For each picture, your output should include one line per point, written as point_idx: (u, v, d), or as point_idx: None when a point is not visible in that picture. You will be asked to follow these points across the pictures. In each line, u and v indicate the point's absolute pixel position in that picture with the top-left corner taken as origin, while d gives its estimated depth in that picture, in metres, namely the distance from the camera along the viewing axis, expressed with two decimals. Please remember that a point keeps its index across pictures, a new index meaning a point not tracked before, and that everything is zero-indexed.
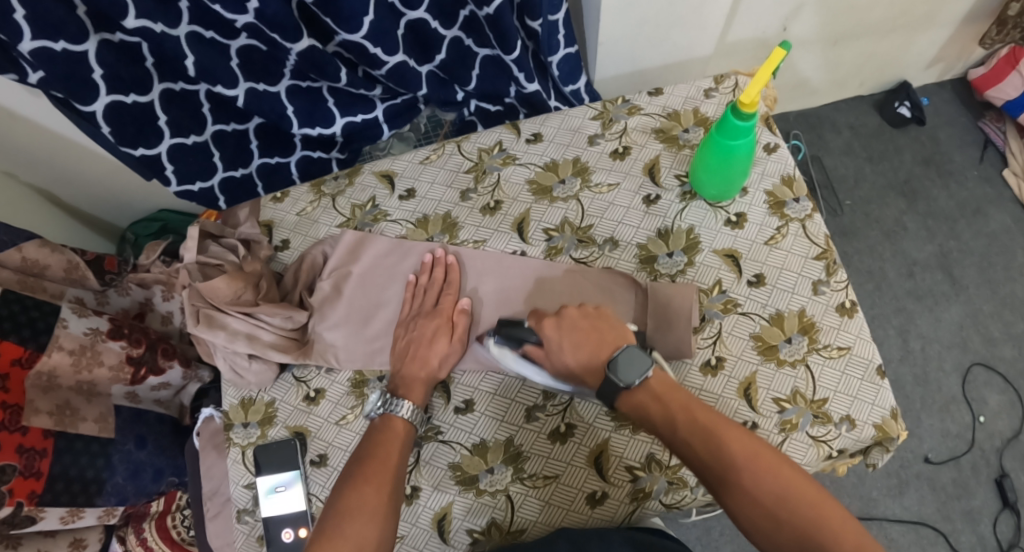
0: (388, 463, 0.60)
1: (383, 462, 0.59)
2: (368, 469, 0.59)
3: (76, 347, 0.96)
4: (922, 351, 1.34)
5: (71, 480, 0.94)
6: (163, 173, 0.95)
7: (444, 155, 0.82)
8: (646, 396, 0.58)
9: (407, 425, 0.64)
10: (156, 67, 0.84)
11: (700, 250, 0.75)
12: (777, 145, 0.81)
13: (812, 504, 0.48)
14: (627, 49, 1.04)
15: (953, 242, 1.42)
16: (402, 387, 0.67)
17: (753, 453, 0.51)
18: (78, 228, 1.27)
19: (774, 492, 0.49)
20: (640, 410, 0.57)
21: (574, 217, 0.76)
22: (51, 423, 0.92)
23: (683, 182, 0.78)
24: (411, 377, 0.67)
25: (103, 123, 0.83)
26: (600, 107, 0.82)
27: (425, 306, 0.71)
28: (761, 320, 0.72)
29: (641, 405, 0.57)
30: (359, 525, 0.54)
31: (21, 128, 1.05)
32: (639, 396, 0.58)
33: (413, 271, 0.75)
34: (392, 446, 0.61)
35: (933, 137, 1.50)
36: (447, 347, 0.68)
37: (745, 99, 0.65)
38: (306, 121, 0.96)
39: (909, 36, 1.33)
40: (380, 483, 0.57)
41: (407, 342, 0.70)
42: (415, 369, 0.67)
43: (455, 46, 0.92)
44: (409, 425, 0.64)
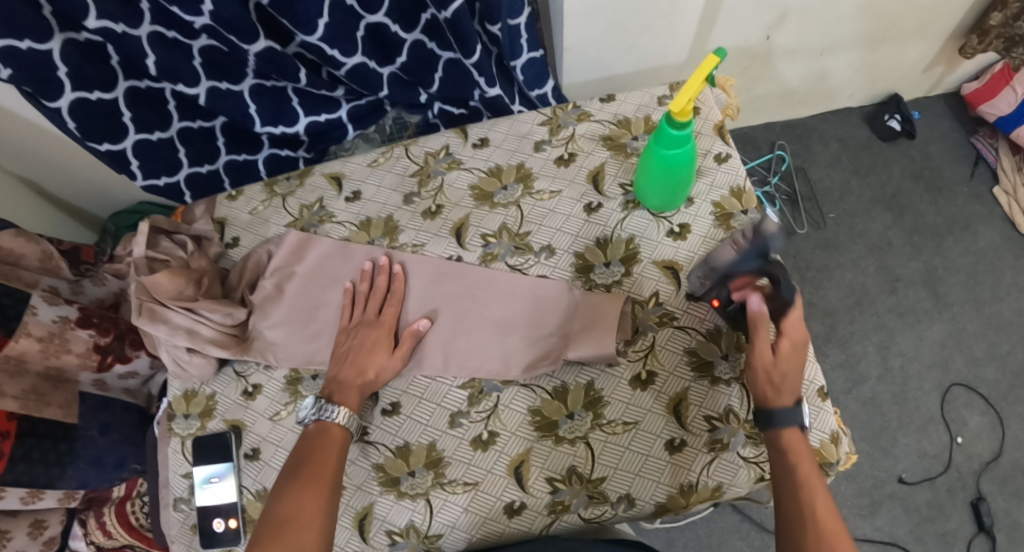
0: (325, 469, 0.60)
1: (321, 472, 0.60)
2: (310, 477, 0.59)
3: (45, 335, 1.00)
4: (901, 370, 1.32)
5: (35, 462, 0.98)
6: (129, 168, 0.97)
7: (392, 158, 0.82)
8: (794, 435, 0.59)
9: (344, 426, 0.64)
10: (122, 65, 0.87)
11: (639, 260, 0.74)
12: (729, 156, 0.81)
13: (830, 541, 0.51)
14: (595, 56, 1.04)
15: (939, 258, 1.38)
16: (338, 392, 0.67)
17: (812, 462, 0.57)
18: (63, 219, 1.33)
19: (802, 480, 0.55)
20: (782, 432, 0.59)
21: (513, 223, 0.75)
22: (16, 407, 0.96)
23: (627, 191, 0.77)
24: (347, 383, 0.67)
25: (68, 119, 0.85)
26: (549, 114, 0.82)
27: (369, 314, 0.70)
28: (698, 336, 0.71)
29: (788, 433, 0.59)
30: (298, 538, 0.54)
31: (10, 123, 1.09)
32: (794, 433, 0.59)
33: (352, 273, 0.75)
34: (330, 455, 0.62)
35: (924, 151, 1.46)
36: (386, 359, 0.68)
37: (676, 107, 0.66)
38: (269, 121, 0.97)
39: (898, 47, 1.30)
40: (317, 490, 0.58)
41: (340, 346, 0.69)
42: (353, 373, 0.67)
43: (417, 49, 0.92)
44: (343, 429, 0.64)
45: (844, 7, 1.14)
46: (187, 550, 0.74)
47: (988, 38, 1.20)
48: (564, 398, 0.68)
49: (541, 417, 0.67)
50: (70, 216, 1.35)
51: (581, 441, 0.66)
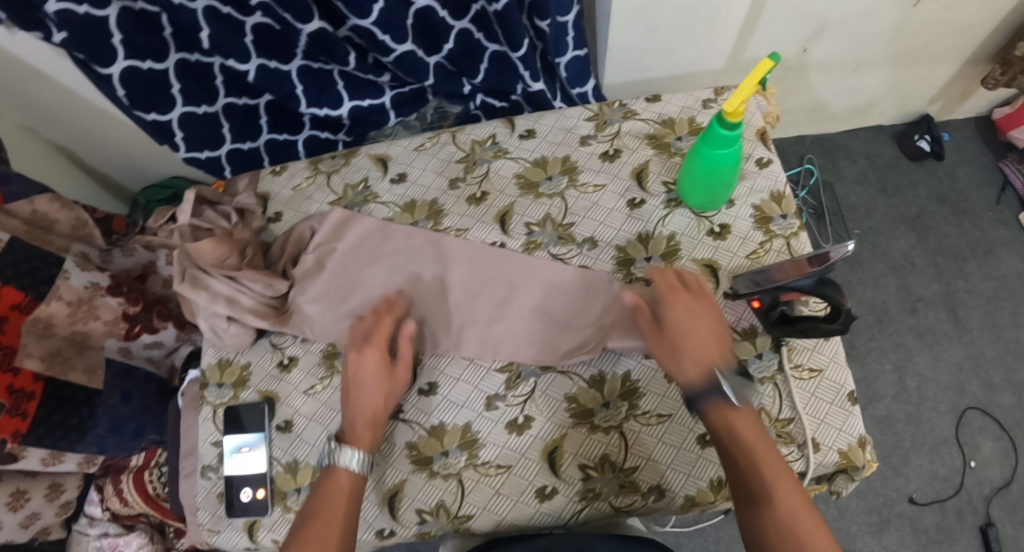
0: (334, 516, 0.59)
1: (332, 517, 0.59)
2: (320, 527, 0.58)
3: (74, 300, 1.02)
4: (917, 391, 1.32)
5: (56, 423, 1.00)
6: (173, 140, 0.98)
7: (438, 144, 0.82)
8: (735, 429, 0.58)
9: (358, 474, 0.63)
10: (174, 37, 0.87)
11: (679, 257, 0.75)
12: (769, 161, 0.82)
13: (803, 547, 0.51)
14: (637, 58, 1.05)
15: (961, 281, 1.39)
16: (348, 434, 0.65)
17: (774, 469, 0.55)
18: (96, 189, 1.35)
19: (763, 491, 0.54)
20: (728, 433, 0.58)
21: (557, 213, 0.76)
22: (41, 368, 0.97)
23: (669, 190, 0.78)
24: (354, 420, 0.65)
25: (118, 86, 0.87)
26: (595, 110, 0.83)
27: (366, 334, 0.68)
28: (734, 335, 0.74)
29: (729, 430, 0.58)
30: None
31: (50, 89, 1.11)
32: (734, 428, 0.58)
33: (394, 253, 0.76)
34: (338, 501, 0.61)
35: (951, 173, 1.47)
36: (388, 384, 0.67)
37: (729, 108, 0.66)
38: (313, 101, 0.98)
39: (931, 68, 1.31)
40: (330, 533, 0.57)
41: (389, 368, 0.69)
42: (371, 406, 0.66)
43: (464, 37, 0.92)
44: (355, 476, 0.62)
45: (880, 26, 1.15)
46: (214, 518, 0.75)
47: (1012, 70, 1.22)
48: (600, 387, 0.69)
49: (576, 404, 0.68)
50: (104, 187, 1.37)
51: (615, 431, 0.67)
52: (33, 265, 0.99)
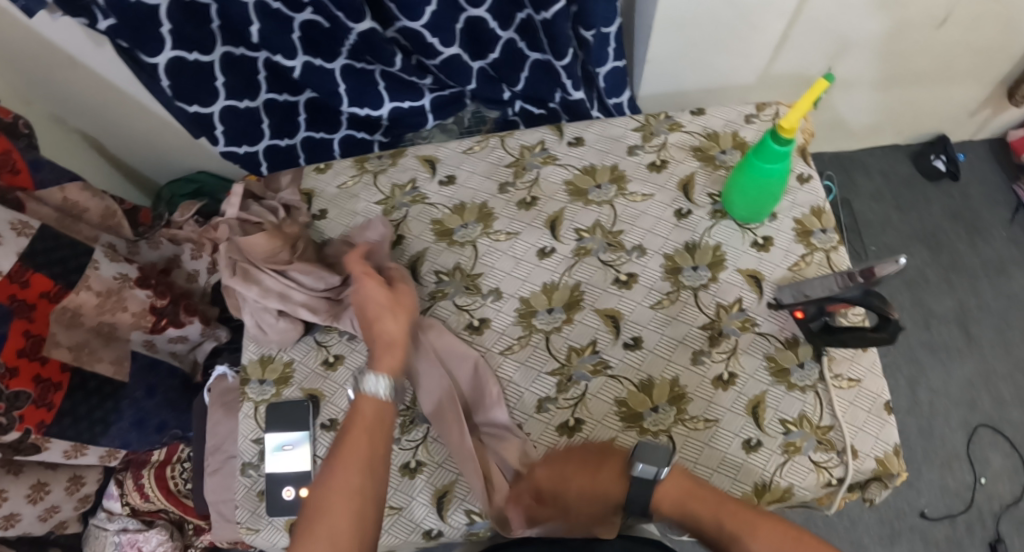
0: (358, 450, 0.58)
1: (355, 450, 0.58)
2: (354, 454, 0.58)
3: (103, 290, 1.01)
4: (930, 405, 1.34)
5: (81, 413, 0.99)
6: (213, 132, 0.99)
7: (487, 148, 0.83)
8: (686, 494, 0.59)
9: (384, 400, 0.63)
10: (221, 30, 0.87)
11: (725, 267, 0.76)
12: (810, 177, 0.83)
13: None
14: (672, 70, 1.07)
15: (974, 299, 1.41)
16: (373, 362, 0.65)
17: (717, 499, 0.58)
18: (119, 178, 1.35)
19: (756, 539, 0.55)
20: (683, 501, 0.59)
21: (606, 221, 0.77)
22: (68, 357, 0.96)
23: (715, 201, 0.80)
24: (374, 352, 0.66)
25: (164, 76, 0.87)
26: (642, 121, 0.84)
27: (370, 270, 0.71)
28: (777, 343, 0.74)
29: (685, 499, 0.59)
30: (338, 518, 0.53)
31: (80, 76, 1.10)
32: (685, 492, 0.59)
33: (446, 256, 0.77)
34: (363, 431, 0.60)
35: (965, 193, 1.49)
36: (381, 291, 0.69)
37: (785, 125, 0.67)
38: (355, 101, 0.99)
39: (953, 89, 1.33)
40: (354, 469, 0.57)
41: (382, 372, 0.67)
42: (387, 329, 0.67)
43: (509, 47, 0.94)
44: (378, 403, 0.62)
45: (910, 44, 1.17)
46: (252, 516, 0.74)
47: None
48: (649, 391, 0.70)
49: (626, 408, 0.69)
50: (128, 177, 1.37)
51: (663, 435, 0.68)
52: (64, 255, 0.97)
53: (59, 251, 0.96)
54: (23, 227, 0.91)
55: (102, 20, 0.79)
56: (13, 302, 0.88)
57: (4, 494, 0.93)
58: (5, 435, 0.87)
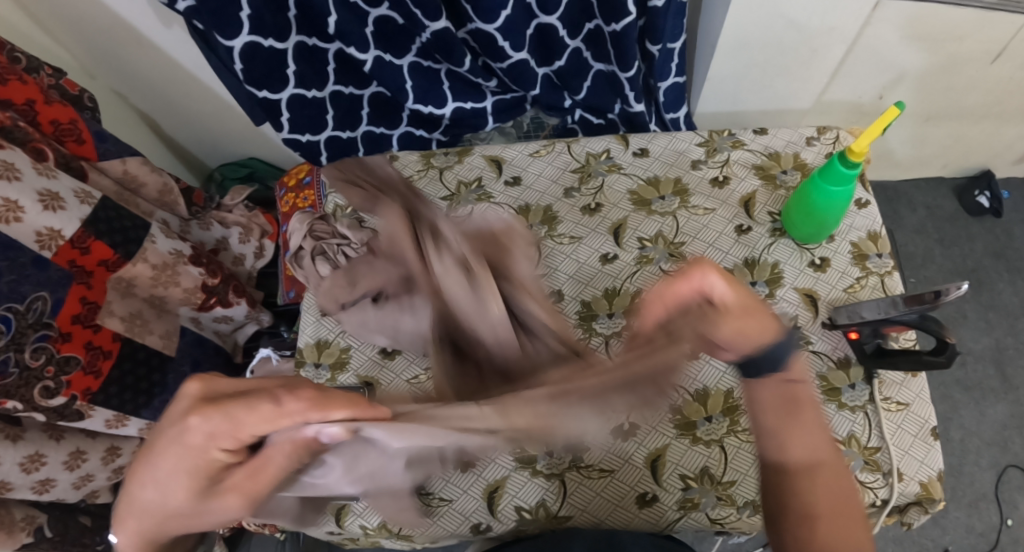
0: None
1: None
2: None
3: (159, 263, 1.03)
4: (961, 443, 1.33)
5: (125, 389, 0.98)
6: (278, 119, 1.01)
7: (553, 152, 0.85)
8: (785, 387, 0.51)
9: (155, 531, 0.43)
10: (297, 19, 0.90)
11: (782, 285, 0.77)
12: (867, 202, 0.84)
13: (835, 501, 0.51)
14: (729, 90, 1.09)
15: (1012, 338, 1.40)
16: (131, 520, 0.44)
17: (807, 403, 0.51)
18: (173, 159, 1.39)
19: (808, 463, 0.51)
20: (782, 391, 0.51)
21: (668, 232, 0.79)
22: (121, 328, 0.99)
23: (775, 220, 0.81)
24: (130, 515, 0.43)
25: (237, 60, 0.88)
26: (705, 136, 0.86)
27: (221, 415, 0.41)
28: (829, 362, 0.74)
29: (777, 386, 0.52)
30: None
31: (146, 53, 1.12)
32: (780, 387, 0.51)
33: None
34: None
35: (1008, 231, 1.49)
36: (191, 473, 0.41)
37: (855, 148, 0.69)
38: (420, 98, 1.01)
39: (1002, 125, 1.33)
40: None
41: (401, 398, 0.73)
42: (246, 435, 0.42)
43: (575, 56, 0.97)
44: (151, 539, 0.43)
45: (961, 77, 1.16)
46: None
47: None
48: (704, 400, 0.70)
49: (681, 416, 0.70)
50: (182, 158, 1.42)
51: (716, 445, 0.68)
52: (124, 226, 0.99)
53: (122, 222, 0.98)
54: (85, 196, 0.92)
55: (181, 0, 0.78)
56: (73, 267, 0.90)
57: (44, 458, 0.94)
58: (53, 399, 0.88)
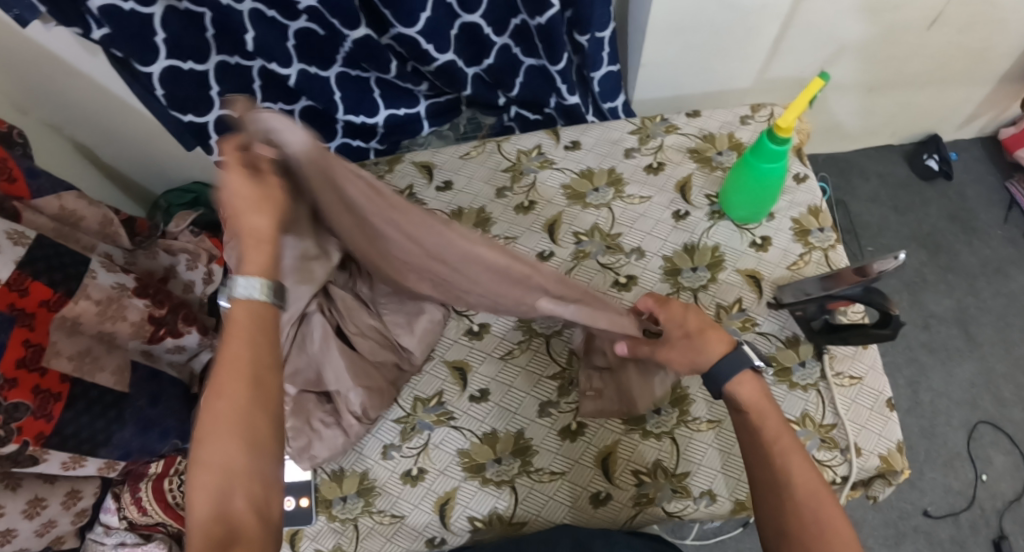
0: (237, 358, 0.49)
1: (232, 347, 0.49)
2: (243, 355, 0.49)
3: (103, 299, 0.98)
4: (931, 405, 1.33)
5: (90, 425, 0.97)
6: (208, 143, 0.99)
7: (485, 153, 0.83)
8: (754, 401, 0.58)
9: (262, 304, 0.51)
10: (216, 38, 0.86)
11: (724, 267, 0.76)
12: (806, 176, 0.83)
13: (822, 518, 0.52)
14: (668, 76, 1.08)
15: (972, 298, 1.41)
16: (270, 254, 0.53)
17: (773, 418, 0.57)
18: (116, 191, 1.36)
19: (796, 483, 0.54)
20: (748, 402, 0.58)
21: (605, 223, 0.78)
22: (69, 368, 0.94)
23: (712, 202, 0.80)
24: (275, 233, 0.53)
25: (158, 85, 0.86)
26: (638, 123, 0.85)
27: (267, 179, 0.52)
28: (778, 342, 0.74)
29: (750, 402, 0.58)
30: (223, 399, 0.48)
31: (77, 83, 1.08)
32: (748, 397, 0.58)
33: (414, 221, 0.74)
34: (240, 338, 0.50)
35: (960, 193, 1.50)
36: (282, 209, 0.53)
37: (781, 124, 0.68)
38: (351, 109, 0.99)
39: (944, 90, 1.33)
40: (228, 382, 0.48)
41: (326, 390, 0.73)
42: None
43: (503, 53, 0.94)
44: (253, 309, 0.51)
45: (901, 46, 1.16)
46: None
47: None
48: None
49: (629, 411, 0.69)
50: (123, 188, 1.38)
51: (667, 437, 0.67)
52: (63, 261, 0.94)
53: (60, 258, 0.94)
54: (19, 237, 0.88)
55: (97, 29, 0.78)
56: (13, 310, 0.85)
57: None
58: (3, 448, 0.83)
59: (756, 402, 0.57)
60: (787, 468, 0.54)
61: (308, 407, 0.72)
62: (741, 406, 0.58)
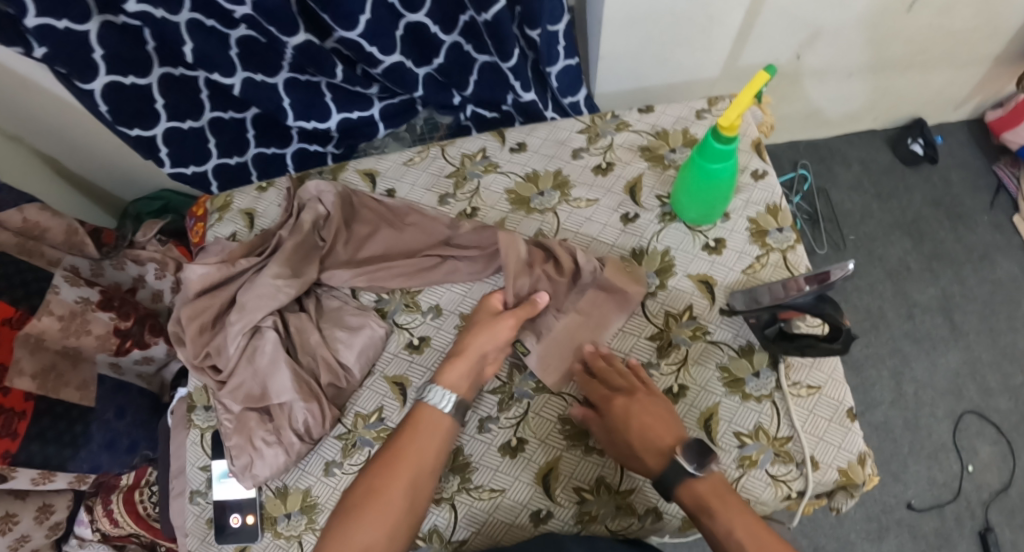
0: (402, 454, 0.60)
1: (403, 453, 0.60)
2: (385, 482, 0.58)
3: (66, 313, 0.90)
4: (915, 396, 1.30)
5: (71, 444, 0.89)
6: (158, 155, 0.96)
7: (428, 158, 0.83)
8: (706, 496, 0.56)
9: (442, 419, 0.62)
10: (158, 51, 0.84)
11: (674, 273, 0.75)
12: (765, 173, 0.80)
13: None
14: (629, 67, 1.04)
15: (957, 285, 1.38)
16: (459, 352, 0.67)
17: (737, 510, 0.55)
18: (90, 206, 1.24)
19: None
20: (701, 502, 0.56)
21: (549, 230, 0.77)
22: (33, 386, 0.84)
23: (664, 203, 0.78)
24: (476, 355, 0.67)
25: (101, 102, 0.83)
26: (587, 122, 0.83)
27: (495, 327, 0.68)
28: (730, 351, 0.71)
29: (702, 502, 0.56)
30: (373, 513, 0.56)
31: (35, 95, 0.97)
32: (700, 494, 0.56)
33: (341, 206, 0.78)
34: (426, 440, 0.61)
35: (944, 177, 1.46)
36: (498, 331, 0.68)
37: (724, 121, 0.65)
38: (301, 114, 0.96)
39: (925, 74, 1.29)
40: (403, 473, 0.59)
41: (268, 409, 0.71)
42: (471, 341, 0.67)
43: (454, 51, 0.91)
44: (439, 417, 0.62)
45: (878, 29, 1.12)
46: (202, 545, 0.71)
47: None
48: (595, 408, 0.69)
49: (571, 426, 0.68)
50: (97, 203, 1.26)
51: (610, 452, 0.67)
52: (24, 278, 0.88)
53: (20, 274, 0.88)
54: None
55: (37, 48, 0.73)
56: None
57: None
58: None
59: (711, 500, 0.56)
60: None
61: (250, 425, 0.70)
62: (703, 509, 0.56)
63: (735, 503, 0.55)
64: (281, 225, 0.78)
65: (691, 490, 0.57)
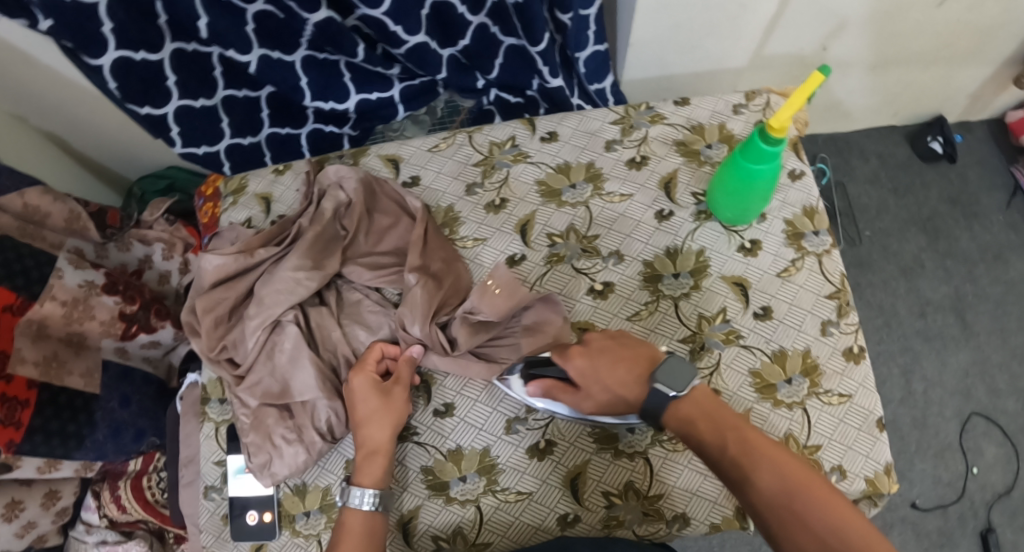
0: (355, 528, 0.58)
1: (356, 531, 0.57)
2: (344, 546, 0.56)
3: (69, 299, 0.85)
4: (924, 395, 1.29)
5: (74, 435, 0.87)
6: (168, 134, 0.92)
7: (454, 145, 0.80)
8: (697, 415, 0.55)
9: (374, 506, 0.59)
10: (170, 26, 0.79)
11: (708, 274, 0.72)
12: (803, 173, 0.78)
13: (802, 481, 0.49)
14: (655, 54, 1.01)
15: (970, 285, 1.37)
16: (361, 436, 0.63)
17: (725, 418, 0.55)
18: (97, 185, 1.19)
19: (758, 464, 0.50)
20: (689, 425, 0.55)
21: (580, 225, 0.75)
22: (36, 374, 0.81)
23: (699, 201, 0.76)
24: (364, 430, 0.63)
25: (109, 78, 0.79)
26: (621, 113, 0.80)
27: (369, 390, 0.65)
28: (763, 356, 0.69)
29: (691, 421, 0.55)
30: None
31: (36, 73, 0.93)
32: (689, 413, 0.56)
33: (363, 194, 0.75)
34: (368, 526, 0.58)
35: (962, 175, 1.44)
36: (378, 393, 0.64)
37: (775, 122, 0.62)
38: (318, 94, 0.92)
39: (951, 70, 1.26)
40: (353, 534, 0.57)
41: (286, 405, 0.69)
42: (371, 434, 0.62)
43: (480, 32, 0.88)
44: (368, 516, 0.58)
45: (907, 23, 1.08)
46: (218, 541, 0.69)
47: None
48: None
49: (601, 429, 0.66)
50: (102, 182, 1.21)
51: (640, 457, 0.65)
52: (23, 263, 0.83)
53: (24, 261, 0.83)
54: None
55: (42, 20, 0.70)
56: None
57: None
58: None
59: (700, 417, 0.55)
60: (750, 464, 0.51)
61: (268, 423, 0.68)
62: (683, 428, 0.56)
63: (726, 412, 0.55)
64: (300, 213, 0.74)
65: (674, 411, 0.56)
